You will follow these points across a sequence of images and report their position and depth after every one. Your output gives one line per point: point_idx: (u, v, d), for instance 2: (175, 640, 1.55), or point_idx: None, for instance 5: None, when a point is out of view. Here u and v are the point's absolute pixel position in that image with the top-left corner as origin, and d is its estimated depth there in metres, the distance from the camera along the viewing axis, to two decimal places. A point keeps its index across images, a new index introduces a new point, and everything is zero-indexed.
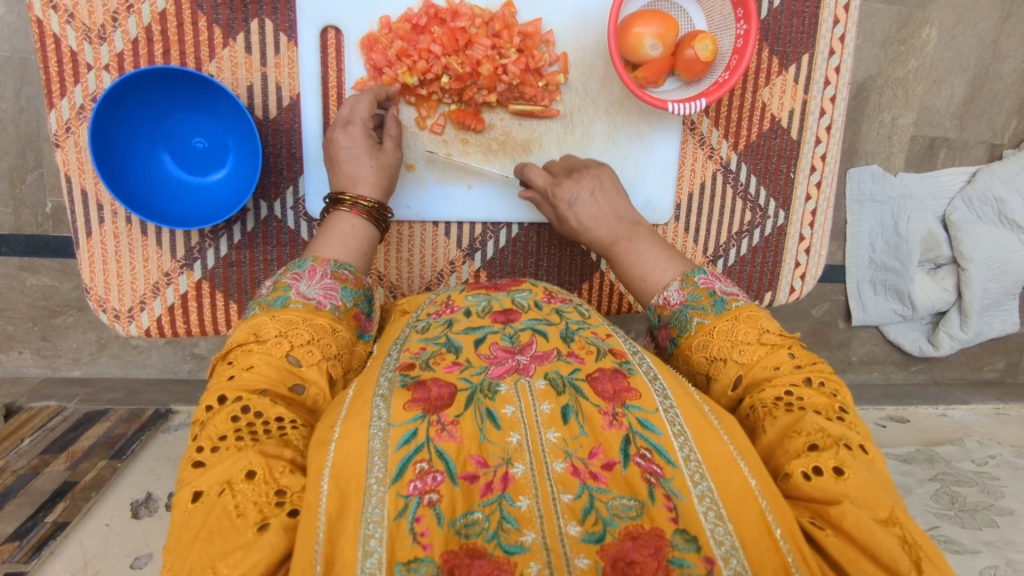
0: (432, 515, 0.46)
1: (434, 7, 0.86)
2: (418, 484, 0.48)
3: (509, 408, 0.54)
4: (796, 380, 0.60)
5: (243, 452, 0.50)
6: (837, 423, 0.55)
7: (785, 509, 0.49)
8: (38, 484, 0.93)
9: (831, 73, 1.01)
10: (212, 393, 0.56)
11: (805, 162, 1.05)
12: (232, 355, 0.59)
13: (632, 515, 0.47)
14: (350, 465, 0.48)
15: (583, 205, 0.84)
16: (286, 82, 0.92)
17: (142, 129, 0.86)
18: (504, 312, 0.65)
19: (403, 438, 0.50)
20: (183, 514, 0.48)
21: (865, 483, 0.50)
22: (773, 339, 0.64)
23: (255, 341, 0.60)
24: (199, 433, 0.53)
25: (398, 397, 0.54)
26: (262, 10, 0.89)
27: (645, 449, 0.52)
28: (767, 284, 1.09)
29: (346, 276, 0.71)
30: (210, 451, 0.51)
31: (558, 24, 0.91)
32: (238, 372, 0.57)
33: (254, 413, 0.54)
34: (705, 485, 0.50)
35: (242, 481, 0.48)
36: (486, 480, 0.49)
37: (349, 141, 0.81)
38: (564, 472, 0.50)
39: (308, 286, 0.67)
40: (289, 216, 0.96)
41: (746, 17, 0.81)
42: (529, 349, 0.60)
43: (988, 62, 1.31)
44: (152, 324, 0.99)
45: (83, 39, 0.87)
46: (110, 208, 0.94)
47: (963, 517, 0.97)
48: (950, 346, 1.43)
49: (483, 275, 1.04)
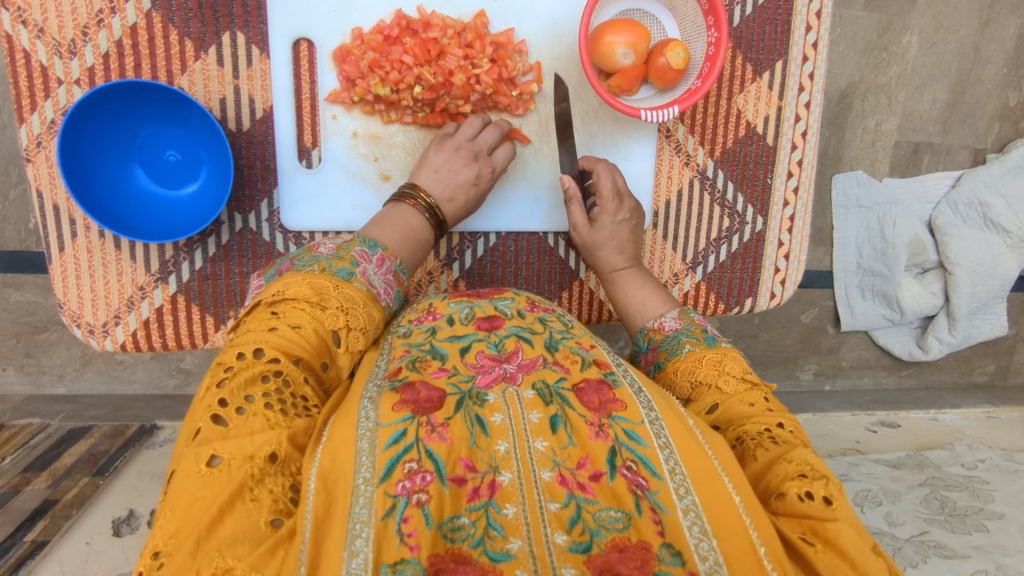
0: (421, 515, 0.45)
1: (406, 18, 0.86)
2: (407, 484, 0.47)
3: (498, 416, 0.55)
4: (772, 423, 0.60)
5: (276, 431, 0.49)
6: (822, 461, 0.56)
7: (767, 525, 0.48)
8: (18, 502, 0.91)
9: (806, 79, 1.02)
10: (251, 340, 0.55)
11: (782, 168, 1.05)
12: (281, 307, 0.60)
13: (619, 528, 0.47)
14: (337, 466, 0.47)
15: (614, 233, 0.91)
16: (259, 95, 0.92)
17: (114, 141, 0.86)
18: (489, 319, 0.65)
19: (392, 438, 0.50)
20: (194, 476, 0.45)
21: (852, 517, 0.50)
22: (755, 379, 0.66)
23: (313, 304, 0.61)
24: (227, 380, 0.52)
25: (386, 399, 0.54)
26: (233, 23, 0.89)
27: (630, 460, 0.52)
28: (748, 290, 1.09)
29: (402, 280, 0.74)
30: (234, 412, 0.50)
31: (530, 34, 0.91)
32: (283, 328, 0.57)
33: (283, 380, 0.53)
34: (690, 499, 0.50)
35: (265, 462, 0.47)
36: (473, 485, 0.49)
37: (478, 179, 0.88)
38: (552, 481, 0.50)
39: (374, 272, 0.70)
40: (264, 228, 0.96)
41: (717, 25, 0.81)
42: (516, 358, 0.60)
43: (968, 68, 1.31)
44: (128, 338, 0.98)
45: (53, 54, 0.87)
46: (83, 222, 0.93)
47: (953, 522, 0.97)
48: (938, 350, 1.42)
49: (462, 285, 1.04)
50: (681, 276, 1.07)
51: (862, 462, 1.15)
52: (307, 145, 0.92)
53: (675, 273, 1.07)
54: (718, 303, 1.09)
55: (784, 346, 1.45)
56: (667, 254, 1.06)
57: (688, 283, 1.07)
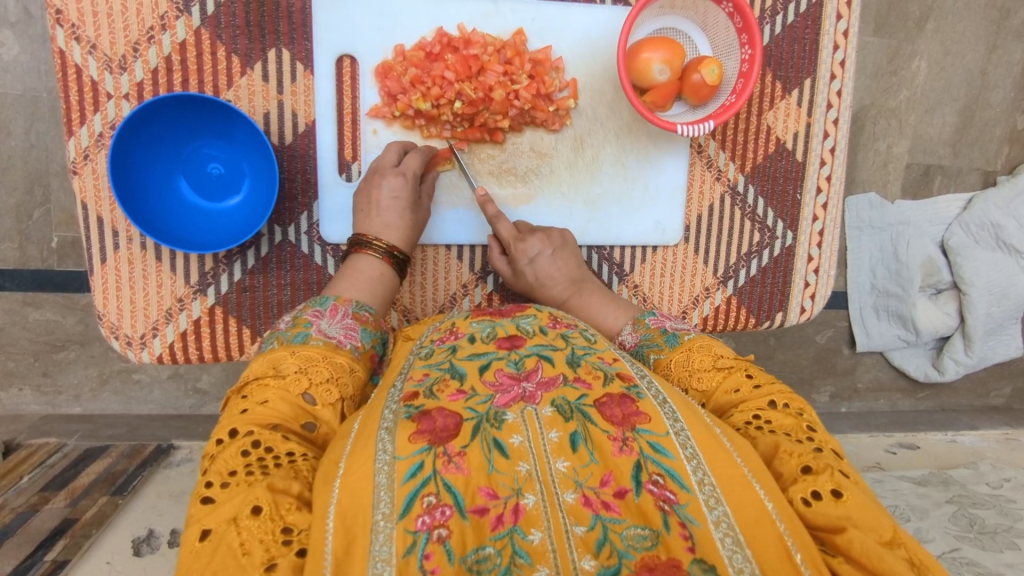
0: (442, 551, 0.44)
1: (447, 35, 0.88)
2: (427, 519, 0.46)
3: (517, 437, 0.52)
4: (762, 405, 0.61)
5: (251, 488, 0.49)
6: (807, 443, 0.56)
7: (802, 534, 0.47)
8: (38, 522, 0.88)
9: (833, 96, 1.04)
10: (224, 426, 0.56)
11: (810, 184, 1.06)
12: (247, 389, 0.61)
13: (647, 546, 0.45)
14: (355, 501, 0.47)
15: (544, 263, 0.90)
16: (302, 110, 0.93)
17: (160, 153, 0.88)
18: (510, 338, 0.63)
19: (409, 471, 0.49)
20: (190, 554, 0.47)
21: (864, 504, 0.49)
22: (728, 364, 0.66)
23: (273, 376, 0.61)
24: (208, 468, 0.53)
25: (403, 430, 0.52)
26: (279, 40, 0.91)
27: (657, 474, 0.50)
28: (778, 304, 1.10)
29: (367, 318, 0.75)
30: (219, 488, 0.51)
31: (568, 51, 0.94)
32: (251, 407, 0.58)
33: (264, 448, 0.54)
34: (721, 510, 0.48)
35: (247, 517, 0.47)
36: (496, 513, 0.47)
37: (397, 189, 0.87)
38: (576, 503, 0.48)
39: (329, 324, 0.70)
40: (303, 241, 0.97)
41: (751, 42, 0.84)
42: (535, 375, 0.58)
43: (978, 92, 1.34)
44: (165, 350, 0.98)
45: (104, 69, 0.89)
46: (125, 234, 0.94)
47: (983, 540, 0.94)
48: (955, 371, 1.41)
49: (496, 299, 1.05)
50: (712, 290, 1.07)
51: (887, 479, 1.13)
52: (347, 159, 0.94)
53: (705, 287, 1.07)
54: (748, 317, 1.09)
55: (801, 367, 1.45)
56: (698, 268, 1.06)
57: (719, 297, 1.08)
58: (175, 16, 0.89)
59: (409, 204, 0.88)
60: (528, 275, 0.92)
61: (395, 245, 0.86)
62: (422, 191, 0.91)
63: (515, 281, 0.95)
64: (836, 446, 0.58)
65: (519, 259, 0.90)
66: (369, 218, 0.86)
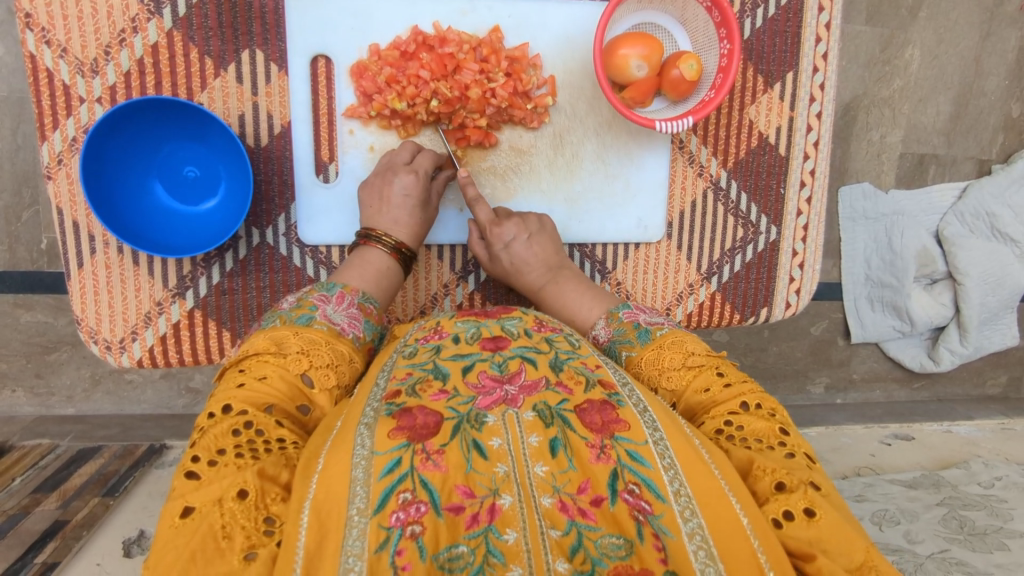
0: (415, 548, 0.44)
1: (422, 33, 0.87)
2: (401, 515, 0.45)
3: (497, 439, 0.52)
4: (734, 408, 0.60)
5: (241, 471, 0.49)
6: (779, 452, 0.56)
7: (776, 550, 0.47)
8: (29, 524, 0.87)
9: (817, 89, 1.04)
10: (218, 399, 0.56)
11: (794, 178, 1.06)
12: (246, 362, 0.60)
13: (621, 556, 0.45)
14: (331, 496, 0.47)
15: (519, 247, 0.90)
16: (277, 111, 0.93)
17: (136, 159, 0.88)
18: (494, 339, 0.63)
19: (386, 467, 0.48)
20: (168, 529, 0.47)
21: (836, 525, 0.49)
22: (699, 361, 0.66)
23: (274, 354, 0.61)
24: (197, 440, 0.53)
25: (383, 425, 0.52)
26: (253, 41, 0.91)
27: (634, 484, 0.49)
28: (763, 300, 1.09)
29: (370, 310, 0.75)
30: (206, 464, 0.51)
31: (545, 48, 0.94)
32: (248, 381, 0.58)
33: (255, 431, 0.54)
34: (696, 522, 0.48)
35: (233, 500, 0.48)
36: (472, 512, 0.46)
37: (408, 186, 0.87)
38: (552, 508, 0.47)
39: (335, 310, 0.70)
40: (282, 242, 0.97)
41: (729, 36, 0.83)
42: (518, 378, 0.58)
43: (971, 80, 1.32)
44: (145, 354, 0.98)
45: (76, 72, 0.89)
46: (103, 238, 0.94)
47: (973, 541, 0.93)
48: (950, 361, 1.41)
49: (477, 298, 1.04)
50: (696, 286, 1.07)
51: (877, 482, 1.12)
52: (324, 160, 0.94)
53: (690, 283, 1.07)
54: (733, 313, 1.09)
55: (795, 359, 1.45)
56: (681, 264, 1.06)
57: (703, 293, 1.07)
58: (147, 18, 0.89)
59: (418, 202, 0.88)
60: (504, 260, 0.91)
61: (404, 242, 0.86)
62: (433, 189, 0.91)
63: (491, 266, 0.94)
64: (808, 448, 0.58)
65: (495, 243, 0.90)
66: (379, 214, 0.86)
